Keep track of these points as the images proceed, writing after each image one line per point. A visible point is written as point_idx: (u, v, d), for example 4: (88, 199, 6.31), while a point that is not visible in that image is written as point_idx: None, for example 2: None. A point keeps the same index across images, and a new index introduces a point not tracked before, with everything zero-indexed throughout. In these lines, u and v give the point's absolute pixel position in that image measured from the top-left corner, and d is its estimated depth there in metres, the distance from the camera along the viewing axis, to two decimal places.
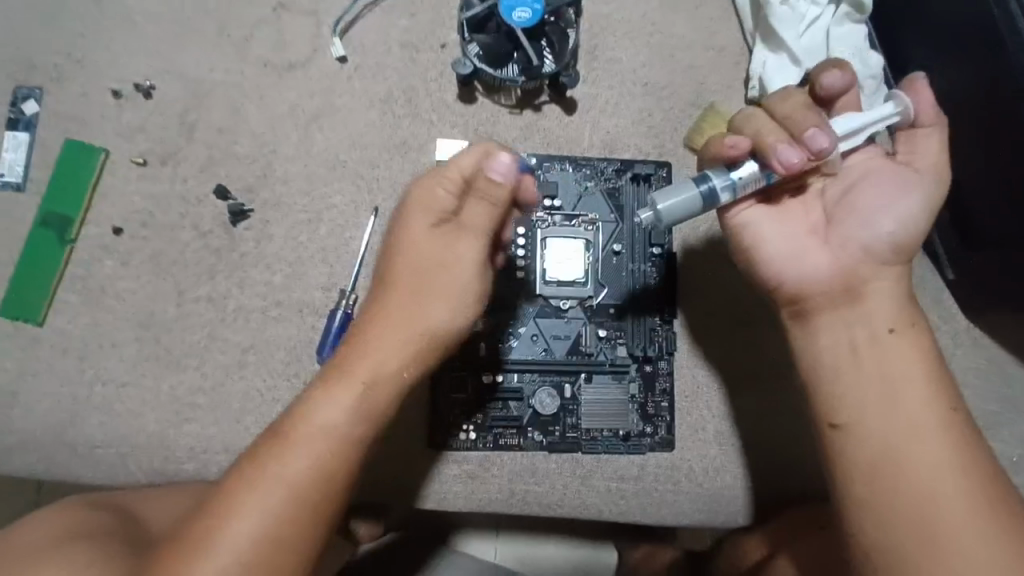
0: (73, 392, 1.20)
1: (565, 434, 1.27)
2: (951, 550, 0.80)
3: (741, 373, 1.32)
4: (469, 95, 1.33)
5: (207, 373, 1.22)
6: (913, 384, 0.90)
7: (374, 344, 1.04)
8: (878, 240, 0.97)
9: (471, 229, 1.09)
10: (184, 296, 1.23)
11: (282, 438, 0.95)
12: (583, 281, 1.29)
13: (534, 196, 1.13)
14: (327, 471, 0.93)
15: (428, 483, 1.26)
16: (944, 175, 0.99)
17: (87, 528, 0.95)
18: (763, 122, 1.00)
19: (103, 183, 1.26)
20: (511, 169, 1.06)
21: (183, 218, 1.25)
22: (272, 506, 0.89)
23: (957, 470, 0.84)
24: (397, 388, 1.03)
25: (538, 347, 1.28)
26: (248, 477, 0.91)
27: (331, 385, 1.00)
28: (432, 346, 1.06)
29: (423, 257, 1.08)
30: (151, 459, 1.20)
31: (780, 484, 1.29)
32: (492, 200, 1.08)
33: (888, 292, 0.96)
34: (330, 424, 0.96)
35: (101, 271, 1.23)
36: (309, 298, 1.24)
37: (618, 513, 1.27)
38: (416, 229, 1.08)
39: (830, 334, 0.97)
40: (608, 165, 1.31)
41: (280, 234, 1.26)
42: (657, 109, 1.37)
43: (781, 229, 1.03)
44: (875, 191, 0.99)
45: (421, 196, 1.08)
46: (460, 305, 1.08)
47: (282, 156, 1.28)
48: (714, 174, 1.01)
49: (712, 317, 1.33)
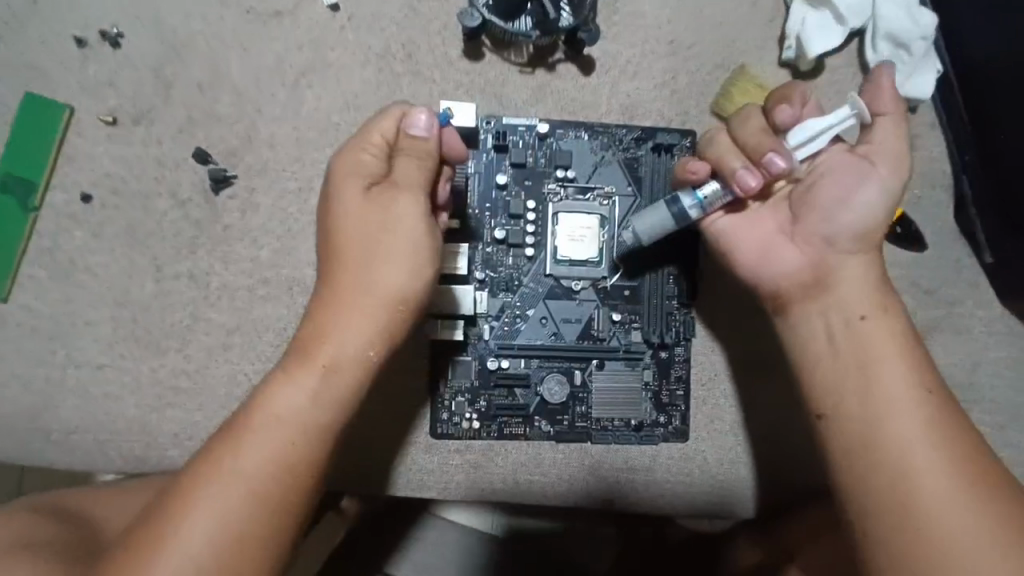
0: (44, 375, 1.11)
1: (574, 423, 1.19)
2: (934, 526, 0.81)
3: (754, 362, 1.26)
4: (475, 52, 1.20)
5: (190, 355, 1.13)
6: (886, 365, 0.93)
7: (331, 322, 0.91)
8: (842, 234, 1.00)
9: (406, 186, 0.93)
10: (162, 271, 1.13)
11: (237, 429, 0.85)
12: (597, 260, 1.19)
13: (463, 150, 0.98)
14: (291, 463, 0.84)
15: (427, 473, 1.20)
16: (902, 160, 1.00)
17: (41, 537, 0.90)
18: (724, 144, 1.07)
19: (68, 144, 1.13)
20: (431, 123, 0.93)
21: (160, 184, 1.14)
22: (228, 506, 0.80)
23: (932, 447, 0.86)
24: (362, 370, 0.90)
25: (547, 331, 1.18)
26: (201, 477, 0.82)
27: (289, 368, 0.89)
28: (391, 318, 0.92)
29: (360, 224, 0.93)
30: (131, 446, 1.12)
31: (784, 481, 1.25)
32: (421, 154, 0.94)
33: (857, 278, 1.00)
34: (289, 410, 0.86)
35: (70, 243, 1.13)
36: (300, 275, 1.14)
37: (628, 504, 1.22)
38: (348, 195, 0.93)
39: (807, 324, 1.01)
40: (627, 133, 1.19)
41: (267, 204, 1.15)
42: (682, 70, 1.24)
43: (748, 231, 1.08)
44: (836, 187, 1.02)
45: (346, 162, 0.94)
46: (411, 267, 0.92)
47: (268, 116, 1.16)
48: (683, 196, 1.10)
49: (724, 304, 1.25)
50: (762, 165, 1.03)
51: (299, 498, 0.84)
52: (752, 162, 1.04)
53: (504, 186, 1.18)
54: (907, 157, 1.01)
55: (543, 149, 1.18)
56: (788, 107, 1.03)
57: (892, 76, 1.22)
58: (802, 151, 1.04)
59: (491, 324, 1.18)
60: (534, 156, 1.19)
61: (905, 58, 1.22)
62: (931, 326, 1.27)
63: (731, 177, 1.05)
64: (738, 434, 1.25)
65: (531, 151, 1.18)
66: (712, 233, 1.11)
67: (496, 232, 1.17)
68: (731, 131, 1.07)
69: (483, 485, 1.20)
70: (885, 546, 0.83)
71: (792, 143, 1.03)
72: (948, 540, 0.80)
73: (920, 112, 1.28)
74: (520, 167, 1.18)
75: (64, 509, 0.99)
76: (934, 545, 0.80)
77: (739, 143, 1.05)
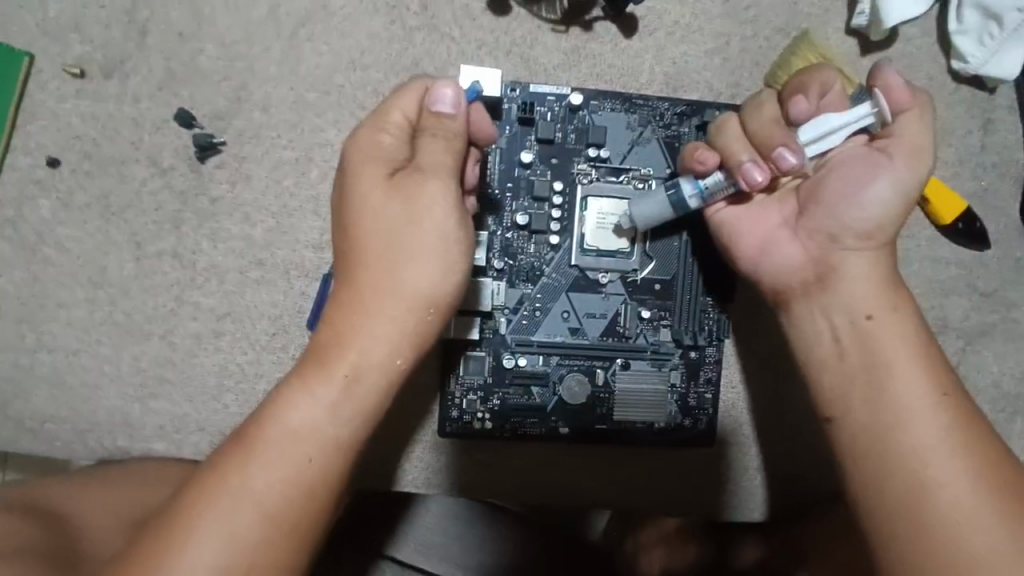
0: (13, 359, 1.01)
1: (593, 426, 1.09)
2: (947, 535, 0.74)
3: (774, 364, 1.17)
4: (501, 6, 1.06)
5: (176, 343, 1.03)
6: (899, 367, 0.83)
7: (351, 324, 0.75)
8: (844, 229, 0.88)
9: (432, 170, 0.78)
10: (143, 248, 1.02)
11: (244, 443, 0.69)
12: (628, 252, 1.07)
13: (492, 132, 0.84)
14: (306, 488, 0.69)
15: (429, 474, 1.13)
16: (922, 153, 0.88)
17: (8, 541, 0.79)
18: (734, 133, 0.97)
19: (28, 99, 1.00)
20: (459, 99, 0.79)
21: (138, 150, 1.01)
22: (232, 539, 0.66)
23: (946, 451, 0.77)
24: (387, 382, 0.75)
25: (569, 326, 1.08)
26: (201, 492, 0.68)
27: (303, 373, 0.73)
28: (419, 324, 0.77)
29: (381, 214, 0.78)
30: (114, 437, 1.02)
31: (790, 480, 1.18)
32: (449, 135, 0.79)
33: (863, 275, 0.88)
34: (305, 426, 0.70)
35: (36, 214, 1.01)
36: (298, 259, 1.03)
37: (635, 501, 1.16)
38: (368, 181, 0.79)
39: (811, 325, 0.90)
40: (669, 107, 1.06)
41: (261, 176, 1.02)
42: (734, 35, 1.10)
43: (752, 224, 0.97)
44: (842, 178, 0.89)
45: (362, 144, 0.79)
46: (440, 264, 0.77)
47: (261, 74, 1.02)
48: (684, 182, 0.99)
49: (745, 304, 1.15)
50: (770, 159, 0.94)
51: (311, 531, 0.69)
52: (761, 156, 0.95)
53: (529, 164, 1.05)
54: (930, 150, 0.88)
55: (574, 123, 1.05)
56: (804, 100, 0.94)
57: (975, 51, 1.08)
58: (812, 149, 0.92)
59: (508, 317, 1.07)
60: (563, 130, 1.06)
61: (995, 31, 1.07)
62: (982, 331, 1.16)
63: (736, 169, 0.95)
64: (743, 429, 1.17)
65: (560, 125, 1.05)
66: (715, 226, 1.01)
67: (518, 216, 1.05)
68: (744, 117, 0.98)
69: (490, 480, 1.14)
70: (894, 554, 0.76)
71: (803, 139, 0.92)
72: (960, 545, 0.74)
73: (1000, 93, 1.14)
74: (548, 143, 1.05)
75: (38, 506, 0.87)
76: (947, 548, 0.74)
77: (749, 133, 0.96)
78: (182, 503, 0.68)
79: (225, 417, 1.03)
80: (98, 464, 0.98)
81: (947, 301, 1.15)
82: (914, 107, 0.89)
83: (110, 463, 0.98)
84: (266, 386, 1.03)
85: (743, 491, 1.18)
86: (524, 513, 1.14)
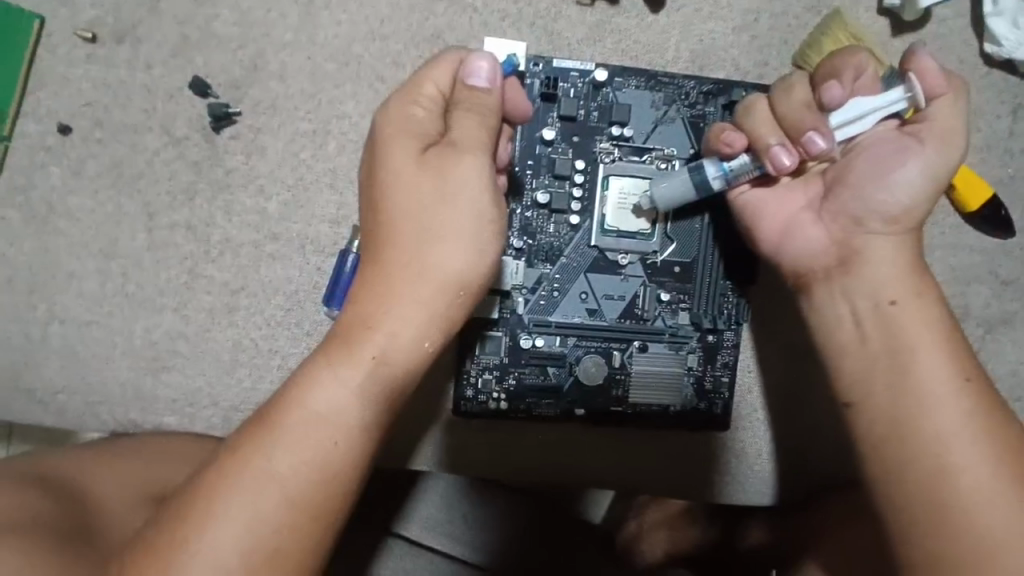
0: (24, 330, 1.00)
1: (608, 408, 1.08)
2: (968, 521, 0.74)
3: (789, 351, 1.15)
4: None
5: (189, 316, 1.01)
6: (922, 352, 0.81)
7: (377, 305, 0.75)
8: (870, 212, 0.86)
9: (467, 146, 0.77)
10: (155, 220, 1.01)
11: (267, 425, 0.69)
12: (649, 233, 1.06)
13: (527, 110, 0.85)
14: (331, 471, 0.68)
15: (443, 453, 1.13)
16: (954, 139, 0.85)
17: (18, 508, 0.78)
18: (762, 114, 0.93)
19: (38, 62, 0.99)
20: (494, 73, 0.79)
21: (152, 118, 1.00)
22: (255, 520, 0.65)
23: (968, 438, 0.77)
24: (414, 367, 0.75)
25: (586, 307, 1.06)
26: (224, 474, 0.67)
27: (327, 356, 0.72)
28: (448, 307, 0.76)
29: (412, 191, 0.77)
30: (126, 410, 1.01)
31: (802, 467, 1.16)
32: (483, 109, 0.79)
33: (889, 259, 0.86)
34: (330, 408, 0.70)
35: (47, 182, 1.00)
36: (314, 233, 1.02)
37: (649, 484, 1.14)
38: (399, 156, 0.78)
39: (833, 308, 0.88)
40: (694, 85, 1.04)
41: (277, 148, 1.01)
42: (763, 12, 1.08)
43: (776, 206, 0.94)
44: (869, 162, 0.87)
45: (391, 118, 0.79)
46: (472, 245, 0.77)
47: (278, 42, 1.01)
48: (708, 164, 0.98)
49: (763, 291, 1.14)
50: (799, 143, 0.90)
51: (334, 514, 0.68)
52: (790, 139, 0.91)
53: (550, 141, 1.03)
54: (962, 137, 0.85)
55: (598, 101, 1.03)
56: (838, 84, 0.88)
57: (1010, 34, 1.07)
58: (841, 133, 0.90)
59: (525, 297, 1.05)
60: (586, 108, 1.04)
61: None
62: (1003, 320, 1.15)
63: (764, 152, 0.92)
64: (757, 415, 1.15)
65: (583, 102, 1.03)
66: (737, 208, 0.98)
67: (538, 194, 1.03)
68: (772, 100, 0.93)
69: (501, 460, 1.14)
70: (914, 541, 0.76)
71: (833, 122, 0.89)
72: (978, 533, 0.74)
73: None
74: (570, 120, 1.03)
75: (51, 476, 0.85)
76: (968, 534, 0.74)
77: (778, 115, 0.92)
78: (204, 480, 0.67)
79: (238, 392, 1.02)
80: (112, 436, 0.97)
81: (969, 289, 1.14)
82: (949, 92, 0.87)
83: (123, 436, 0.97)
84: (280, 362, 1.02)
85: (756, 477, 1.16)
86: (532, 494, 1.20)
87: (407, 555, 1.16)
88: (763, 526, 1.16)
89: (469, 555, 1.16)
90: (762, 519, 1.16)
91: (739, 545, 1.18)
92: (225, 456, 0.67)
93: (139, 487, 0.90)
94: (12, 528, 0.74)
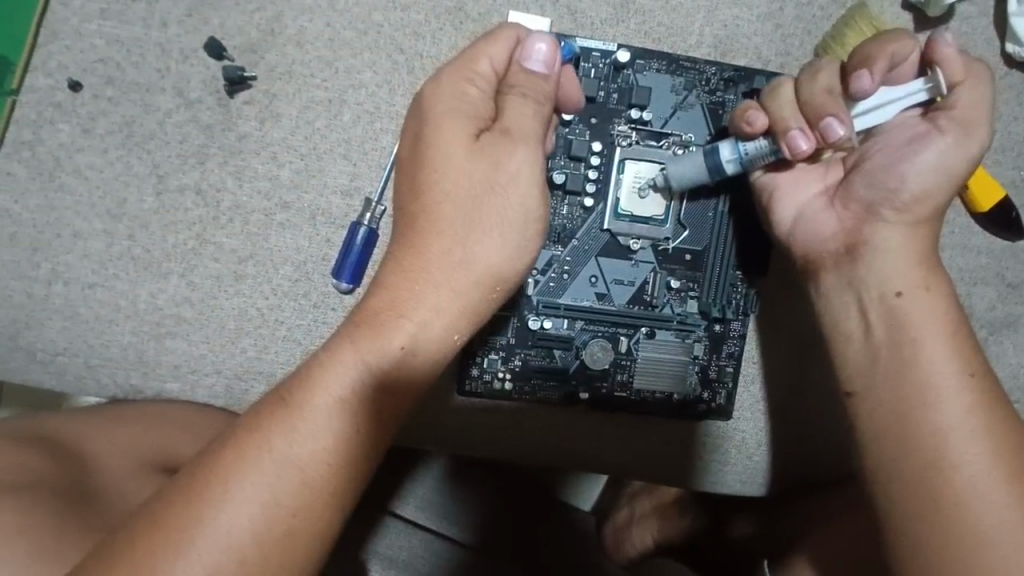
0: (25, 288, 0.99)
1: (612, 393, 1.08)
2: (962, 519, 0.73)
3: (797, 347, 1.13)
4: None
5: (194, 283, 1.01)
6: (926, 345, 0.80)
7: (407, 288, 0.75)
8: (889, 203, 0.84)
9: (519, 135, 0.77)
10: (165, 182, 1.01)
11: (290, 407, 0.68)
12: (661, 220, 1.04)
13: (576, 98, 0.90)
14: (348, 454, 0.68)
15: (445, 436, 1.08)
16: (975, 131, 0.82)
17: (12, 469, 0.76)
18: (786, 97, 0.91)
19: (49, 15, 1.00)
20: (552, 58, 0.80)
21: (164, 79, 1.01)
22: (272, 500, 0.64)
23: (965, 435, 0.76)
24: (441, 355, 0.75)
25: (596, 291, 1.06)
26: (238, 453, 0.65)
27: (354, 341, 0.72)
28: (481, 299, 0.77)
29: (461, 174, 0.76)
30: (127, 374, 1.00)
31: (806, 458, 1.14)
32: (539, 97, 0.79)
33: (897, 252, 0.85)
34: (353, 394, 0.69)
35: (54, 138, 1.00)
36: (326, 205, 1.03)
37: (650, 473, 1.12)
38: (450, 134, 0.77)
39: (839, 299, 0.88)
40: (716, 72, 1.04)
41: (291, 114, 1.02)
42: (789, 1, 1.09)
43: (793, 191, 0.93)
44: (889, 149, 0.85)
45: (443, 91, 0.78)
46: (515, 240, 0.77)
47: (297, 7, 1.02)
48: (723, 146, 0.95)
49: (775, 288, 1.12)
50: (817, 127, 0.88)
51: (345, 495, 0.68)
52: (808, 122, 0.89)
53: (568, 122, 1.02)
54: (984, 127, 0.82)
55: (618, 83, 1.03)
56: (869, 74, 0.85)
57: None
58: (861, 121, 0.88)
59: (536, 279, 1.04)
60: (605, 89, 1.03)
61: None
62: (1007, 323, 1.15)
63: (782, 135, 0.90)
64: (759, 407, 1.14)
65: (604, 83, 1.02)
66: (755, 190, 0.98)
67: (554, 175, 1.02)
68: (798, 84, 0.91)
69: (502, 442, 1.09)
70: (908, 537, 0.75)
71: (857, 112, 0.88)
72: (976, 528, 0.73)
73: None
74: (590, 101, 1.02)
75: (59, 448, 0.84)
76: (961, 533, 0.73)
77: (800, 99, 0.90)
78: (220, 455, 0.65)
79: (241, 360, 1.01)
80: (102, 405, 0.95)
81: (975, 290, 1.14)
82: (971, 78, 0.84)
83: (118, 403, 0.95)
84: (285, 333, 1.02)
85: (756, 467, 1.14)
86: (513, 484, 1.32)
87: (403, 535, 1.27)
88: (751, 517, 1.16)
89: (460, 537, 1.28)
90: (753, 509, 1.16)
91: (730, 540, 1.18)
92: (246, 435, 0.66)
93: (142, 457, 0.88)
94: (13, 489, 0.73)
